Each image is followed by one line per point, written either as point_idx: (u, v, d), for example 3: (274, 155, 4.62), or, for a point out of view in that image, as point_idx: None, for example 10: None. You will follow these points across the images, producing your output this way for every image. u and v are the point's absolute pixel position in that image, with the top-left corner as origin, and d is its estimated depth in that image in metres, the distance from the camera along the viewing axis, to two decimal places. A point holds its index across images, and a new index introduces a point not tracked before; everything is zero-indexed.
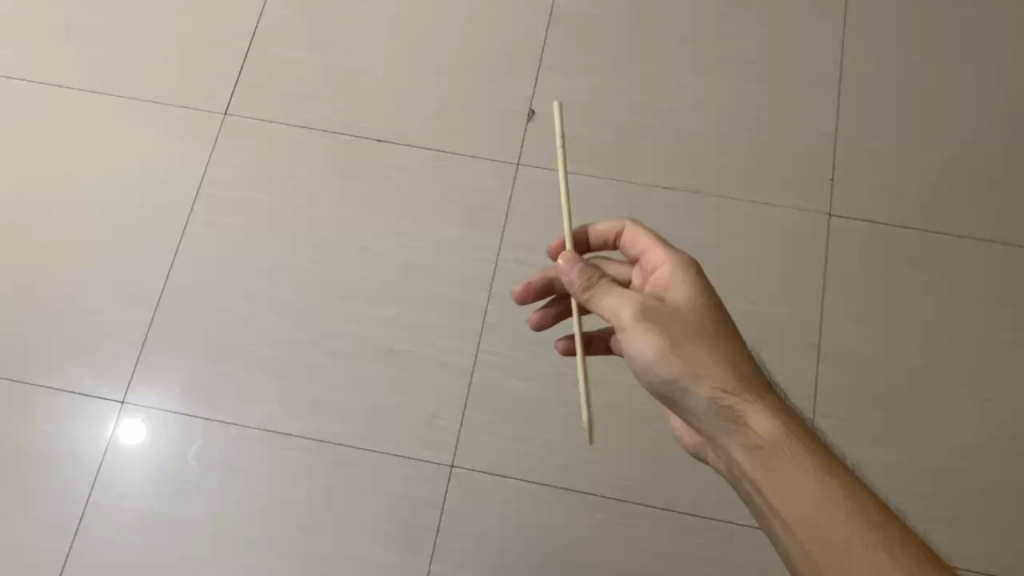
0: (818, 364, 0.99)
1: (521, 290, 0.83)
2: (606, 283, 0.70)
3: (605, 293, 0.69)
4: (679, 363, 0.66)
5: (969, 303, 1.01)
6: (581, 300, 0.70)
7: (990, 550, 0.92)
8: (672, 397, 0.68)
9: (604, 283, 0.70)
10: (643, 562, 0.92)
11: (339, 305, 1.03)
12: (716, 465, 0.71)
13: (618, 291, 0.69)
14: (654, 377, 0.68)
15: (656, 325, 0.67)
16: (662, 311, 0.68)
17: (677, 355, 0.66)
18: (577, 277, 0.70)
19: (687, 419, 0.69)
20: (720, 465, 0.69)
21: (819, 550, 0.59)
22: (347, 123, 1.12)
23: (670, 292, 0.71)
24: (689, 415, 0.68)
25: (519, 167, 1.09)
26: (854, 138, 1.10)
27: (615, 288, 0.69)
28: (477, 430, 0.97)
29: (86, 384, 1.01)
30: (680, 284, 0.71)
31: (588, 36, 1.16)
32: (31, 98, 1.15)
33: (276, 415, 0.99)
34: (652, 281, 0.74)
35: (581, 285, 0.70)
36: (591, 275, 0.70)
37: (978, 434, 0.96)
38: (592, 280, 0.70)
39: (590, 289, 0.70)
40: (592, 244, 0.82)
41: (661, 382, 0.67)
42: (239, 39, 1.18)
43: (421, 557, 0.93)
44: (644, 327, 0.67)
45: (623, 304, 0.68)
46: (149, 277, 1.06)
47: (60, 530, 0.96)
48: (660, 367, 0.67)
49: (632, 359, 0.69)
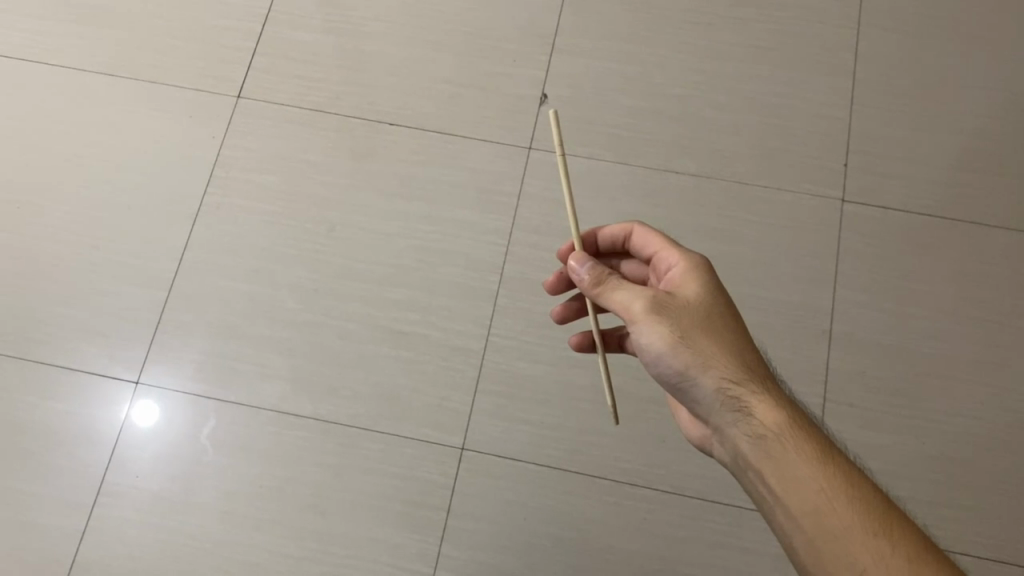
0: (829, 350, 1.00)
1: (553, 282, 0.85)
2: (617, 278, 0.70)
3: (615, 287, 0.70)
4: (688, 354, 0.66)
5: (979, 290, 1.02)
6: (591, 294, 0.71)
7: (999, 536, 0.92)
8: (679, 387, 0.69)
9: (614, 278, 0.70)
10: (652, 545, 0.93)
11: (351, 287, 1.04)
12: (720, 457, 0.72)
13: (629, 285, 0.69)
14: (661, 367, 0.68)
15: (666, 317, 0.67)
16: (672, 302, 0.68)
17: (686, 347, 0.66)
18: (587, 274, 0.71)
19: (694, 408, 0.70)
20: (725, 456, 0.70)
21: (825, 538, 0.61)
22: (358, 106, 1.13)
23: (681, 287, 0.71)
24: (696, 404, 0.69)
25: (531, 152, 1.10)
26: (867, 124, 1.10)
27: (626, 283, 0.70)
28: (487, 412, 0.98)
29: (100, 363, 1.02)
30: (690, 280, 0.71)
31: (598, 20, 1.16)
32: (47, 80, 1.16)
33: (288, 397, 1.00)
34: (665, 280, 0.74)
35: (592, 280, 0.71)
36: (602, 272, 0.71)
37: (987, 421, 0.97)
38: (603, 277, 0.71)
39: (601, 284, 0.70)
40: (602, 247, 0.83)
41: (669, 372, 0.68)
42: (251, 22, 1.19)
43: (431, 538, 0.94)
44: (654, 319, 0.67)
45: (633, 297, 0.68)
46: (162, 259, 1.07)
47: (76, 508, 0.97)
48: (668, 358, 0.67)
49: (642, 351, 0.69)
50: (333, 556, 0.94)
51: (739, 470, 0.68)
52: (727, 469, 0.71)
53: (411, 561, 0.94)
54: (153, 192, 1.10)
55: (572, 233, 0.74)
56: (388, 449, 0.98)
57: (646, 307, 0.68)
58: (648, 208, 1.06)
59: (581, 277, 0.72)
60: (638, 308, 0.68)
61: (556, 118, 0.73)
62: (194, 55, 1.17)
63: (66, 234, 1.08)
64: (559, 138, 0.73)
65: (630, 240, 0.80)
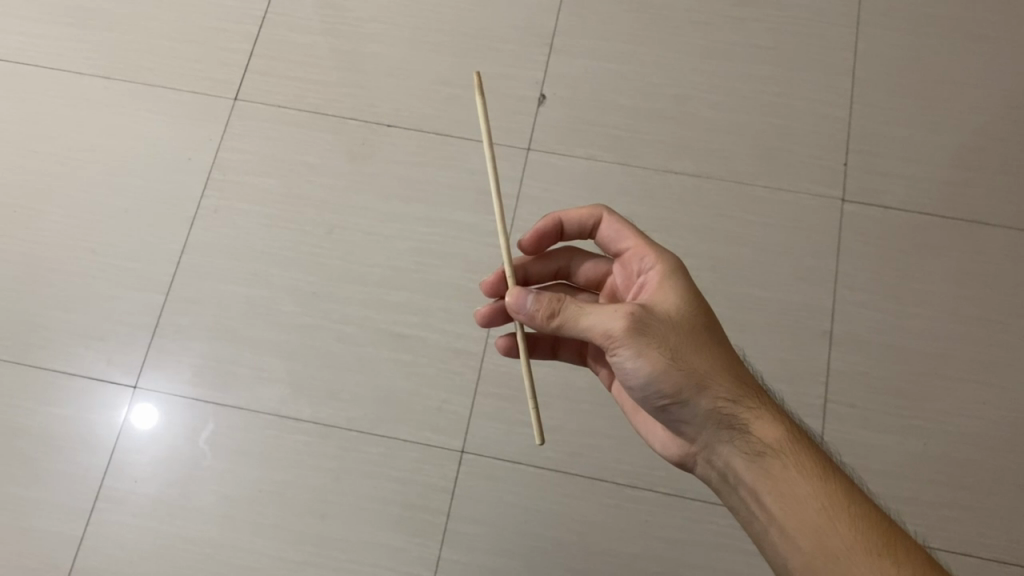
0: (829, 350, 0.98)
1: (490, 279, 0.79)
2: (576, 301, 0.63)
3: (578, 314, 0.63)
4: (682, 373, 0.63)
5: (981, 290, 1.01)
6: (548, 327, 0.64)
7: (1004, 538, 0.91)
8: (664, 407, 0.66)
9: (570, 301, 0.64)
10: (654, 548, 0.92)
11: (350, 289, 1.03)
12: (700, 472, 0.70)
13: (595, 307, 0.63)
14: (647, 390, 0.65)
15: (653, 337, 0.63)
16: (655, 320, 0.64)
17: (680, 367, 0.63)
18: (534, 306, 0.64)
19: (680, 425, 0.68)
20: (710, 471, 0.69)
21: (824, 558, 0.60)
22: (356, 108, 1.12)
23: (654, 294, 0.67)
24: (682, 422, 0.67)
25: (529, 152, 1.08)
26: (867, 123, 1.09)
27: (589, 305, 0.63)
28: (487, 416, 0.97)
29: (98, 367, 1.01)
30: (669, 289, 0.67)
31: (600, 20, 1.15)
32: (43, 83, 1.14)
33: (287, 399, 0.99)
34: (639, 285, 0.70)
35: (545, 311, 0.64)
36: (552, 297, 0.64)
37: (989, 421, 0.95)
38: (555, 306, 0.64)
39: (557, 314, 0.64)
40: (563, 237, 0.78)
41: (657, 393, 0.65)
42: (248, 23, 1.17)
43: (432, 542, 0.93)
44: (640, 341, 0.62)
45: (612, 319, 0.62)
46: (159, 262, 1.06)
47: (73, 514, 0.95)
48: (659, 381, 0.64)
49: (624, 373, 0.65)
50: (332, 560, 0.93)
51: (727, 486, 0.67)
52: (710, 486, 0.70)
53: (412, 565, 0.92)
54: (152, 195, 1.09)
55: (499, 223, 0.68)
56: (388, 452, 0.96)
57: (632, 330, 0.62)
58: (649, 208, 1.05)
59: (530, 314, 0.64)
60: (620, 330, 0.62)
61: (531, 378, 0.71)
62: (192, 58, 1.16)
63: (64, 238, 1.07)
64: (531, 392, 0.71)
65: (603, 228, 0.75)
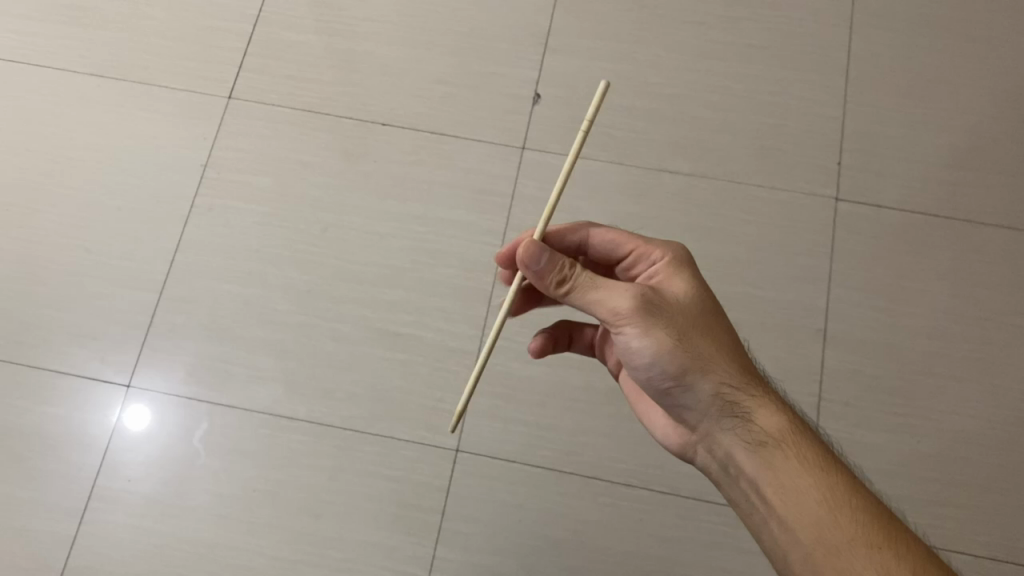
0: (824, 348, 0.99)
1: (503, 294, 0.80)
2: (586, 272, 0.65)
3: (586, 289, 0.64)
4: (687, 355, 0.64)
5: (975, 288, 1.01)
6: (555, 291, 0.66)
7: (999, 536, 0.91)
8: (667, 391, 0.67)
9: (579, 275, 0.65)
10: (649, 546, 0.92)
11: (345, 289, 1.03)
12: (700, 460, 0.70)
13: (605, 282, 0.64)
14: (650, 370, 0.66)
15: (661, 318, 0.64)
16: (662, 304, 0.65)
17: (685, 350, 0.64)
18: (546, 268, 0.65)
19: (682, 411, 0.68)
20: (711, 460, 0.69)
21: (825, 549, 0.60)
22: (350, 106, 1.12)
23: (665, 280, 0.68)
24: (685, 408, 0.68)
25: (524, 151, 1.08)
26: (862, 122, 1.09)
27: (599, 279, 0.64)
28: (481, 415, 0.97)
29: (91, 365, 1.01)
30: (675, 278, 0.68)
31: (595, 19, 1.15)
32: (37, 81, 1.14)
33: (281, 398, 0.99)
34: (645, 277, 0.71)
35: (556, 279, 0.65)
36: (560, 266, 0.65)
37: (984, 420, 0.95)
38: (566, 273, 0.65)
39: (567, 283, 0.65)
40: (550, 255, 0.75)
41: (660, 374, 0.66)
42: (243, 22, 1.17)
43: (427, 540, 0.93)
44: (647, 320, 0.64)
45: (619, 297, 0.64)
46: (153, 261, 1.05)
47: (66, 514, 0.95)
48: (663, 361, 0.65)
49: (630, 352, 0.66)
50: (328, 559, 0.93)
51: (727, 476, 0.67)
52: (710, 476, 0.70)
53: (407, 564, 0.92)
54: (146, 194, 1.08)
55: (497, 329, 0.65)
56: (383, 451, 0.96)
57: (638, 309, 0.64)
58: (643, 207, 1.05)
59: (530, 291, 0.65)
60: (627, 308, 0.64)
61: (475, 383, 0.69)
62: (187, 57, 1.15)
63: (57, 236, 1.07)
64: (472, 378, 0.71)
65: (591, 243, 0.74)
